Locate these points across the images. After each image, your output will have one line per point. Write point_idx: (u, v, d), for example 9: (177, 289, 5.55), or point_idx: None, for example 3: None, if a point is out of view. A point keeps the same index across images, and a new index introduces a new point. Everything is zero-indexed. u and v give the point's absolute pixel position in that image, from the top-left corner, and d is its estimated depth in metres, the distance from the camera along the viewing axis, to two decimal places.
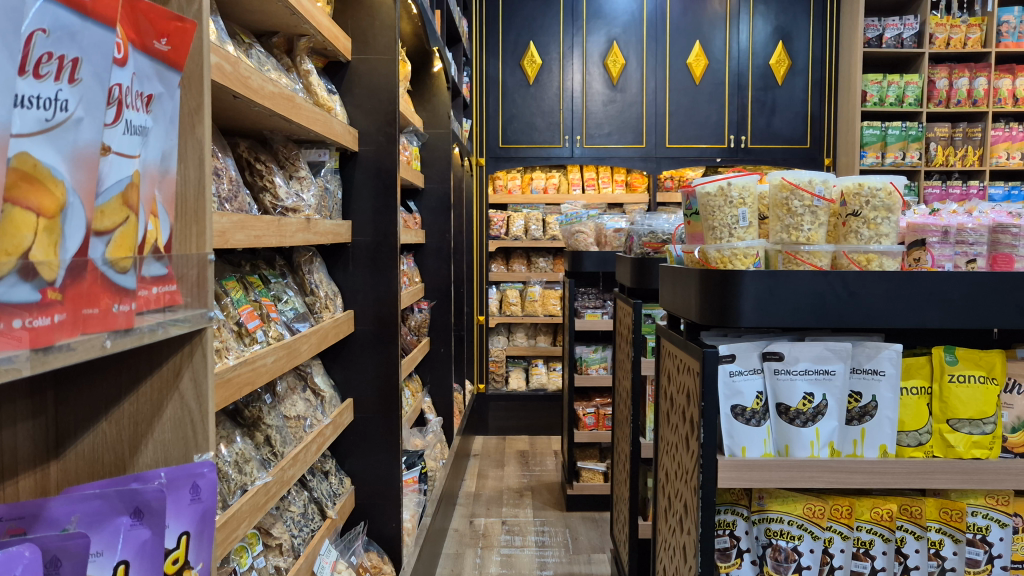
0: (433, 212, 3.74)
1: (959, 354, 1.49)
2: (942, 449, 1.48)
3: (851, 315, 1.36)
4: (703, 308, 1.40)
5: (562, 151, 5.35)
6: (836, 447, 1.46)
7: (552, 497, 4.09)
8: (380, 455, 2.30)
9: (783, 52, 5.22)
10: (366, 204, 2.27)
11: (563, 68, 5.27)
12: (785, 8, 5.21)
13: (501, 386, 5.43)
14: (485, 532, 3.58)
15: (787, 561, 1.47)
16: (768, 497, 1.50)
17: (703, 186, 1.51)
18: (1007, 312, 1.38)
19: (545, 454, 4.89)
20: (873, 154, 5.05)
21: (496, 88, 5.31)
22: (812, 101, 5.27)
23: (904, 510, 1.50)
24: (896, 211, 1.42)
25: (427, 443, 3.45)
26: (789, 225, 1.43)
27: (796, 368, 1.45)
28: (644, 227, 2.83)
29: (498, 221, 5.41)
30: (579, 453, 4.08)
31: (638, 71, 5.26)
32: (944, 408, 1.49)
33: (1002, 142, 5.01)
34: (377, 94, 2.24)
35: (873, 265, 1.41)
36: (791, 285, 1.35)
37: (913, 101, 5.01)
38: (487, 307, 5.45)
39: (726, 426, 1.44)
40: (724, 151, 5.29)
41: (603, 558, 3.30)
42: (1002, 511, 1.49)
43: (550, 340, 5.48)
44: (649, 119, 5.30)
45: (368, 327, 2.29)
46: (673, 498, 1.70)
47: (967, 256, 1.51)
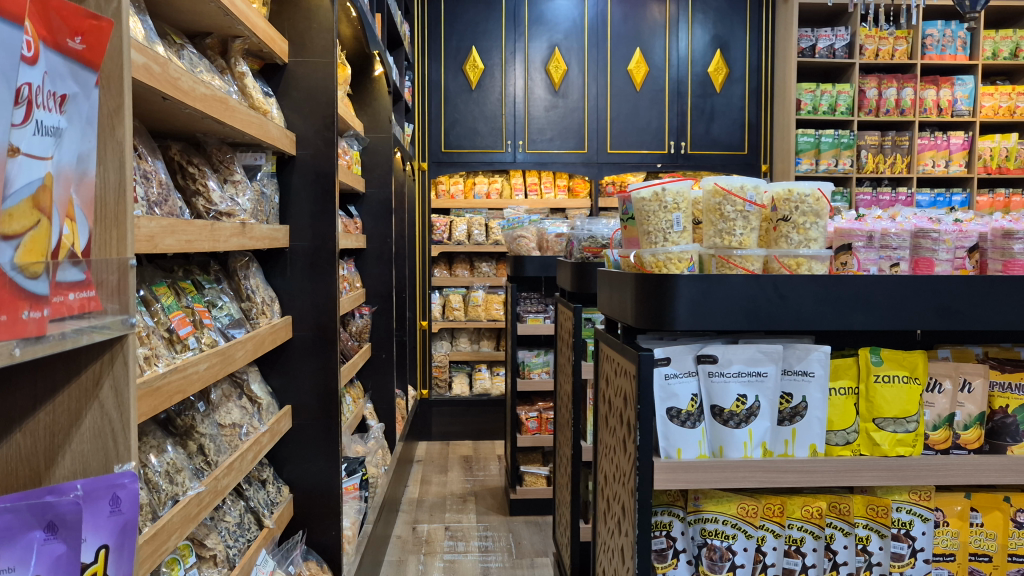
0: (375, 218, 3.70)
1: (884, 355, 1.54)
2: (868, 448, 1.52)
3: (782, 318, 1.39)
4: (638, 313, 1.41)
5: (505, 156, 5.34)
6: (768, 447, 1.49)
7: (496, 502, 4.09)
8: (319, 463, 2.27)
9: (720, 60, 5.32)
10: (304, 208, 2.24)
11: (505, 74, 5.29)
12: (722, 17, 5.32)
13: (445, 391, 5.41)
14: (428, 538, 3.56)
15: (721, 560, 1.49)
16: (703, 498, 1.52)
17: (638, 191, 1.53)
18: (928, 314, 1.42)
19: (489, 459, 4.89)
20: (807, 161, 5.19)
21: (438, 92, 5.29)
22: (749, 108, 5.39)
23: (833, 508, 1.54)
24: (823, 217, 1.45)
25: (369, 450, 3.40)
26: (722, 230, 1.45)
27: (729, 370, 1.48)
28: (583, 231, 2.87)
29: (440, 225, 5.39)
30: (522, 457, 4.09)
31: (580, 77, 5.30)
32: (870, 407, 1.53)
33: (928, 151, 5.21)
34: (315, 98, 2.22)
35: (802, 269, 1.44)
36: (724, 289, 1.37)
37: (845, 110, 5.14)
38: (430, 312, 5.43)
39: (662, 428, 1.46)
40: (664, 156, 5.36)
41: (545, 562, 3.31)
42: (925, 506, 1.54)
43: (493, 345, 5.48)
44: (591, 125, 5.34)
45: (307, 333, 2.26)
46: (611, 500, 1.71)
47: (891, 261, 1.56)
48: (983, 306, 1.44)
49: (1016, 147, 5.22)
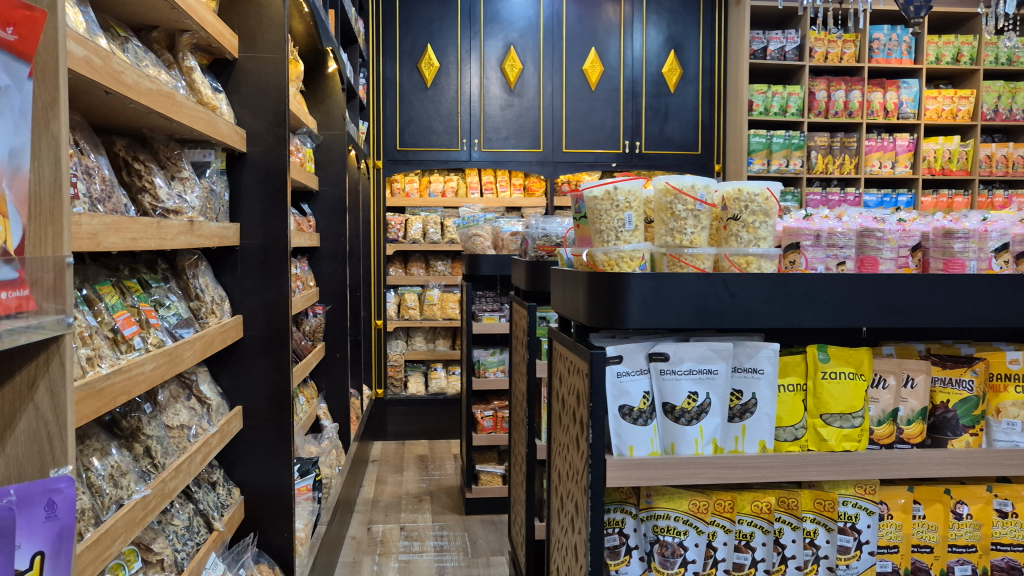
0: (328, 216, 3.67)
1: (831, 352, 1.56)
2: (816, 443, 1.54)
3: (731, 316, 1.41)
4: (591, 312, 1.42)
5: (460, 155, 5.32)
6: (719, 443, 1.51)
7: (451, 501, 4.08)
8: (271, 464, 2.24)
9: (674, 60, 5.37)
10: (255, 206, 2.21)
11: (460, 72, 5.27)
12: (676, 18, 5.37)
13: (400, 390, 5.38)
14: (383, 539, 3.54)
15: (674, 556, 1.51)
16: (655, 495, 1.53)
17: (590, 190, 1.53)
18: (874, 312, 1.46)
19: (445, 459, 4.88)
20: (759, 161, 5.27)
21: (393, 90, 5.26)
22: (702, 109, 5.45)
23: (782, 502, 1.57)
24: (772, 216, 1.47)
25: (323, 450, 3.37)
26: (673, 229, 1.46)
27: (680, 368, 1.49)
28: (538, 230, 2.88)
29: (395, 224, 5.36)
30: (477, 456, 4.08)
31: (535, 76, 5.31)
32: (817, 403, 1.55)
33: (875, 152, 5.32)
34: (265, 94, 2.19)
35: (752, 267, 1.46)
36: (676, 286, 1.38)
37: (795, 111, 5.24)
38: (385, 311, 5.40)
39: (614, 426, 1.47)
40: (619, 156, 5.39)
41: (501, 561, 3.31)
42: (870, 500, 1.58)
43: (449, 344, 5.47)
44: (546, 123, 5.35)
45: (258, 332, 2.22)
46: (565, 499, 1.72)
47: (837, 259, 1.58)
48: (927, 304, 1.47)
49: (958, 149, 5.38)
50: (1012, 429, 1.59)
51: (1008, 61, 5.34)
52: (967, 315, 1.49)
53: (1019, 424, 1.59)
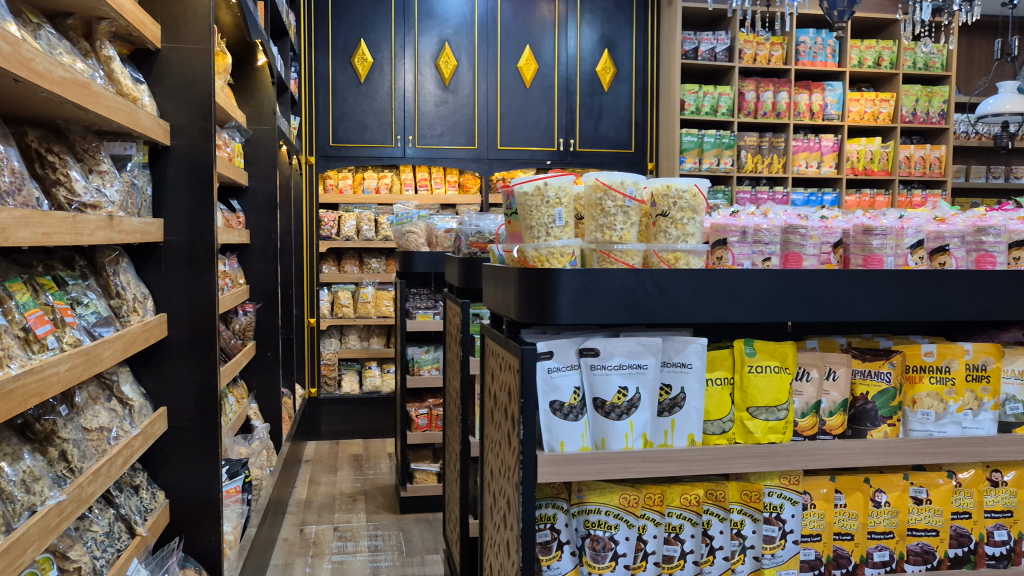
0: (258, 212, 3.60)
1: (757, 346, 1.59)
2: (743, 436, 1.57)
3: (660, 312, 1.43)
4: (521, 307, 1.41)
5: (394, 151, 5.27)
6: (649, 437, 1.53)
7: (385, 501, 4.05)
8: (198, 466, 2.18)
9: (607, 59, 5.42)
10: (179, 201, 2.14)
11: (394, 68, 5.22)
12: (609, 18, 5.42)
13: (334, 389, 5.31)
14: (316, 540, 3.48)
15: (604, 550, 1.52)
16: (586, 490, 1.53)
17: (520, 186, 1.53)
18: (798, 307, 1.49)
19: (379, 458, 4.83)
20: (691, 160, 5.35)
21: (326, 85, 5.18)
22: (635, 108, 5.51)
23: (710, 495, 1.59)
24: (700, 212, 1.50)
25: (253, 451, 3.28)
26: (603, 225, 1.47)
27: (611, 363, 1.50)
28: (471, 226, 2.87)
29: (328, 221, 5.29)
30: (412, 454, 4.05)
31: (470, 72, 5.29)
32: (744, 396, 1.58)
33: (802, 152, 5.46)
34: (190, 86, 2.13)
35: (680, 263, 1.47)
36: (605, 282, 1.39)
37: (725, 111, 5.33)
38: (318, 309, 5.32)
39: (545, 422, 1.47)
40: (553, 153, 5.42)
41: (436, 559, 3.29)
42: (793, 490, 1.61)
43: (384, 342, 5.42)
44: (481, 121, 5.34)
45: (183, 331, 2.16)
46: (498, 496, 1.72)
47: (763, 255, 1.62)
48: (848, 299, 1.51)
49: (880, 150, 5.55)
50: (926, 419, 1.65)
51: (925, 66, 5.53)
52: (886, 309, 1.53)
53: (933, 414, 1.65)
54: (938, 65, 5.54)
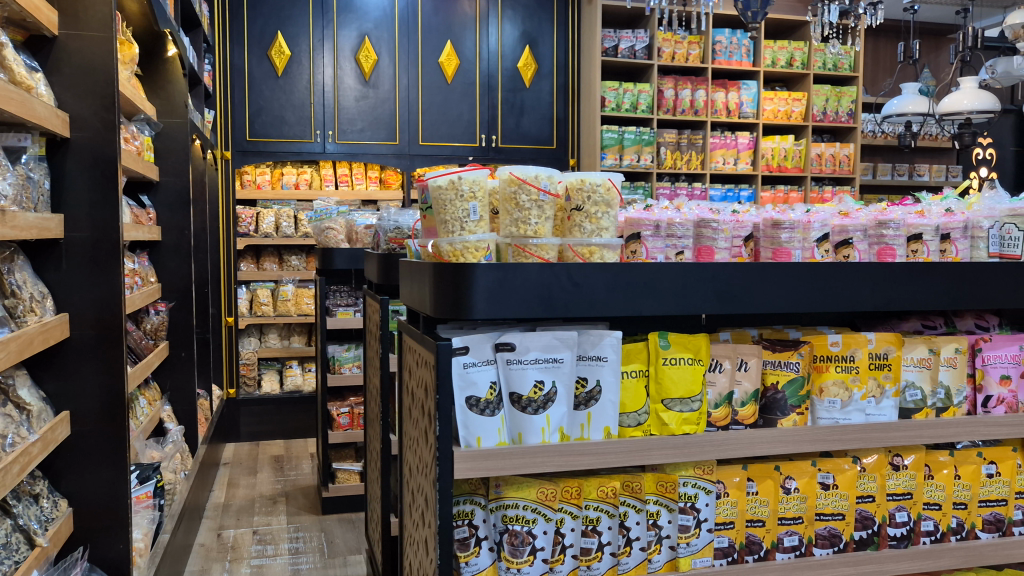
0: (169, 208, 3.47)
1: (671, 339, 1.61)
2: (658, 427, 1.60)
3: (575, 305, 1.43)
4: (436, 303, 1.40)
5: (314, 147, 5.17)
6: (566, 431, 1.53)
7: (307, 502, 3.97)
8: (103, 472, 2.09)
9: (529, 56, 5.43)
10: (81, 195, 2.05)
11: (313, 61, 5.12)
12: (530, 14, 5.43)
13: (253, 390, 5.18)
14: (234, 544, 3.39)
15: (522, 544, 1.52)
16: (504, 485, 1.53)
17: (433, 179, 1.51)
18: (709, 299, 1.52)
19: (301, 458, 4.74)
20: (611, 156, 5.39)
21: (241, 78, 5.04)
22: (557, 103, 5.53)
23: (626, 487, 1.61)
24: (614, 206, 1.51)
25: (166, 455, 3.14)
26: (517, 219, 1.46)
27: (526, 358, 1.50)
28: (389, 223, 2.84)
29: (246, 217, 5.16)
30: (334, 454, 3.99)
31: (390, 67, 5.22)
32: (658, 388, 1.60)
33: (719, 149, 5.58)
34: (91, 76, 2.03)
35: (595, 257, 1.49)
36: (520, 276, 1.38)
37: (645, 108, 5.42)
38: (236, 308, 5.18)
39: (461, 418, 1.46)
40: (475, 149, 5.40)
41: (359, 560, 3.25)
42: (707, 479, 1.65)
43: (305, 341, 5.32)
44: (402, 116, 5.28)
45: (86, 332, 2.07)
46: (416, 493, 1.70)
47: (676, 249, 1.65)
48: (758, 290, 1.54)
49: (793, 148, 5.72)
50: (832, 407, 1.71)
51: (834, 67, 5.73)
52: (794, 300, 1.57)
53: (839, 402, 1.71)
54: (846, 65, 5.75)
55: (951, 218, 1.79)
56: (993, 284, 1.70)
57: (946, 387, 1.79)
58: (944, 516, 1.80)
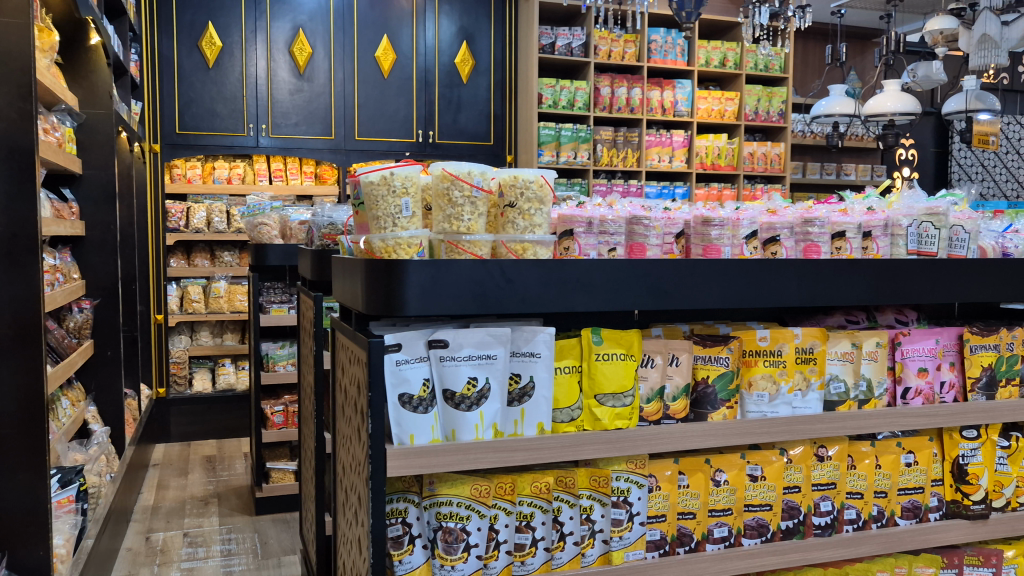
0: (94, 202, 3.36)
1: (604, 335, 1.63)
2: (590, 423, 1.61)
3: (508, 301, 1.43)
4: (368, 300, 1.38)
5: (246, 140, 5.06)
6: (499, 427, 1.53)
7: (241, 502, 3.90)
8: (21, 475, 2.02)
9: (466, 52, 5.41)
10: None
11: (245, 53, 5.02)
12: (468, 10, 5.41)
13: (184, 389, 5.06)
14: (163, 547, 3.30)
15: (456, 541, 1.52)
16: (437, 482, 1.52)
17: (365, 175, 1.49)
18: (641, 295, 1.53)
19: (234, 458, 4.66)
20: (549, 153, 5.41)
21: (170, 69, 4.91)
22: (494, 100, 5.53)
23: (560, 482, 1.62)
24: (547, 203, 1.52)
25: (90, 457, 3.02)
26: (450, 216, 1.46)
27: (460, 355, 1.49)
28: (323, 218, 2.81)
29: (176, 212, 5.01)
30: (268, 453, 3.91)
31: (325, 60, 5.15)
32: (591, 384, 1.61)
33: (654, 147, 5.66)
34: (6, 65, 1.95)
35: (528, 254, 1.49)
36: (453, 273, 1.38)
37: (582, 105, 5.45)
38: (165, 305, 5.03)
39: (394, 415, 1.45)
40: (412, 145, 5.36)
41: (293, 560, 3.21)
42: (640, 474, 1.67)
43: (238, 338, 5.21)
44: (337, 110, 5.21)
45: (3, 331, 1.98)
46: (349, 492, 1.68)
47: (608, 245, 1.66)
48: (688, 286, 1.57)
49: (726, 147, 5.83)
50: (761, 401, 1.75)
51: (765, 68, 5.86)
52: (723, 296, 1.60)
53: (767, 395, 1.75)
54: (777, 66, 5.88)
55: (873, 216, 1.85)
56: (914, 280, 1.76)
57: (868, 380, 1.85)
58: (865, 504, 1.85)
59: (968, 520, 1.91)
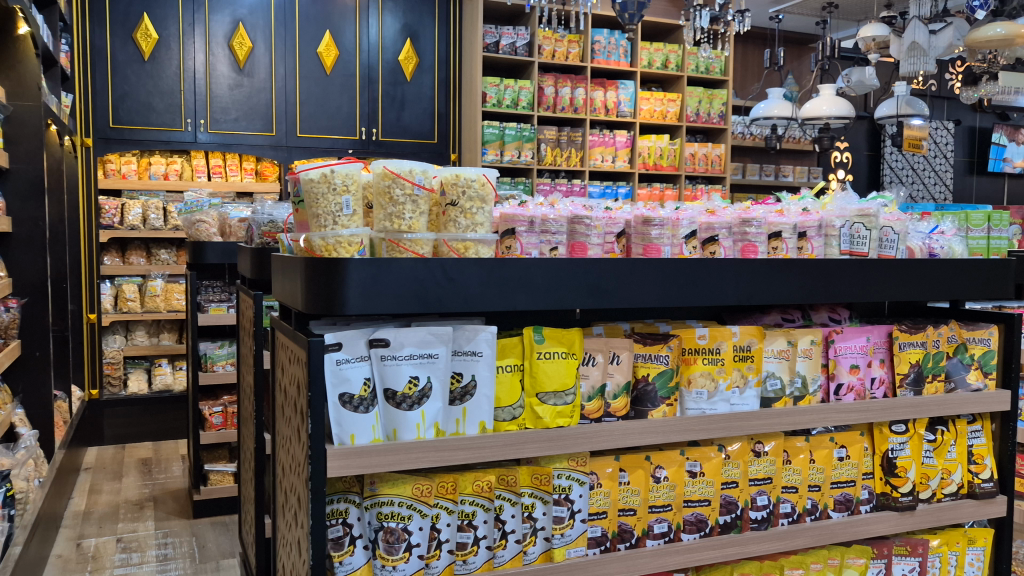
0: (22, 198, 3.25)
1: (546, 333, 1.63)
2: (532, 421, 1.61)
3: (449, 300, 1.43)
4: (308, 299, 1.37)
5: (184, 136, 4.95)
6: (441, 426, 1.53)
7: (177, 506, 3.82)
8: None
9: (410, 49, 5.38)
10: None
11: (183, 46, 4.90)
12: (411, 7, 5.38)
13: (119, 390, 4.92)
14: (95, 554, 3.21)
15: (398, 541, 1.51)
16: (378, 482, 1.51)
17: (305, 173, 1.48)
18: (582, 294, 1.54)
19: (172, 460, 4.56)
20: (492, 152, 5.41)
21: (103, 62, 4.77)
22: (438, 98, 5.51)
23: (502, 480, 1.63)
24: (489, 201, 1.52)
25: (17, 461, 2.92)
26: (391, 214, 1.45)
27: (401, 353, 1.49)
28: (263, 216, 2.76)
29: (110, 208, 4.86)
30: (206, 455, 3.83)
31: (266, 55, 5.07)
32: (533, 382, 1.62)
33: (597, 147, 5.71)
34: None
35: (470, 252, 1.49)
36: (394, 272, 1.37)
37: (525, 104, 5.47)
38: (99, 304, 4.88)
39: (334, 415, 1.44)
40: (355, 142, 5.31)
41: (232, 563, 3.15)
42: (581, 471, 1.68)
43: (175, 338, 5.09)
44: (278, 107, 5.13)
45: None
46: (288, 493, 1.65)
47: (550, 244, 1.67)
48: (627, 286, 1.59)
49: (668, 147, 5.90)
50: (700, 398, 1.78)
51: (706, 70, 5.95)
52: (663, 295, 1.62)
53: (705, 393, 1.78)
54: (718, 69, 5.97)
55: (808, 217, 1.89)
56: (847, 279, 1.81)
57: (803, 376, 1.89)
58: (800, 498, 1.90)
59: (897, 512, 1.97)
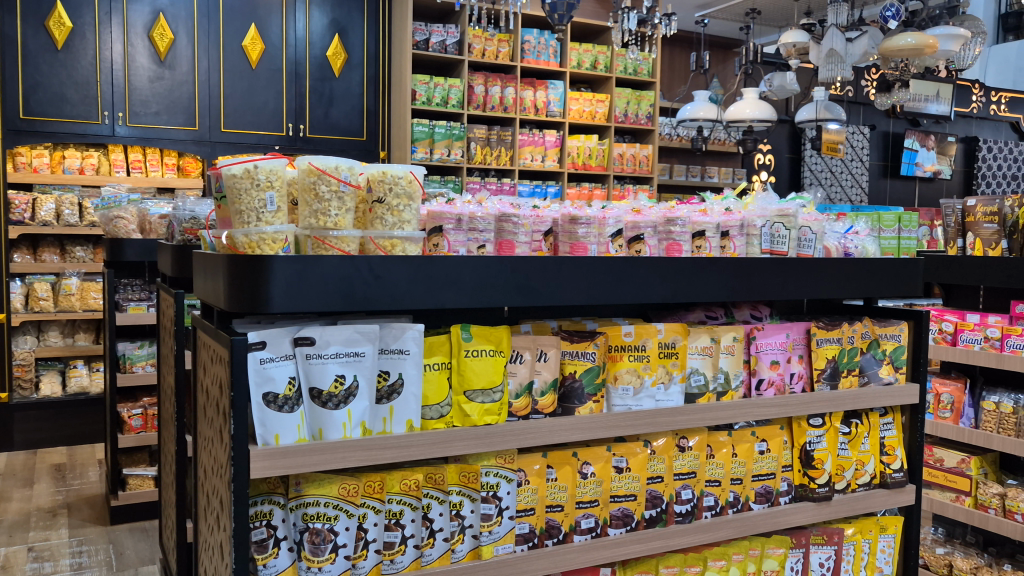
0: None
1: (473, 331, 1.63)
2: (460, 419, 1.61)
3: (377, 297, 1.42)
4: (230, 297, 1.34)
5: (101, 129, 4.78)
6: (367, 425, 1.51)
7: (93, 512, 3.68)
8: None
9: (338, 45, 5.31)
10: None
11: (99, 36, 4.73)
12: (339, 3, 5.31)
13: (30, 393, 4.72)
14: (4, 564, 3.08)
15: (324, 543, 1.49)
16: (304, 482, 1.49)
17: (227, 168, 1.44)
18: (510, 292, 1.55)
19: (87, 466, 4.40)
20: (422, 150, 5.39)
21: (13, 50, 4.58)
22: (367, 95, 5.44)
23: (430, 478, 1.62)
24: (416, 199, 1.52)
25: None
26: (317, 210, 1.43)
27: (327, 352, 1.47)
28: (185, 213, 2.68)
29: (19, 203, 4.65)
30: (125, 459, 3.69)
31: (189, 48, 4.94)
32: (460, 380, 1.62)
33: (527, 146, 5.73)
34: None
35: (397, 250, 1.48)
36: (320, 269, 1.35)
37: (455, 103, 5.46)
38: (8, 304, 4.68)
39: (257, 415, 1.41)
40: (282, 138, 5.21)
41: (152, 570, 3.07)
42: (509, 468, 1.69)
43: (92, 339, 4.91)
44: (201, 101, 5.00)
45: None
46: (210, 496, 1.61)
47: (477, 242, 1.68)
48: (555, 283, 1.60)
49: (597, 147, 5.96)
50: (626, 394, 1.81)
51: (634, 72, 6.03)
52: (589, 293, 1.64)
53: (632, 389, 1.81)
54: (645, 71, 6.06)
55: (730, 217, 1.94)
56: (767, 277, 1.86)
57: (725, 372, 1.94)
58: (722, 491, 1.95)
59: (814, 502, 2.04)
